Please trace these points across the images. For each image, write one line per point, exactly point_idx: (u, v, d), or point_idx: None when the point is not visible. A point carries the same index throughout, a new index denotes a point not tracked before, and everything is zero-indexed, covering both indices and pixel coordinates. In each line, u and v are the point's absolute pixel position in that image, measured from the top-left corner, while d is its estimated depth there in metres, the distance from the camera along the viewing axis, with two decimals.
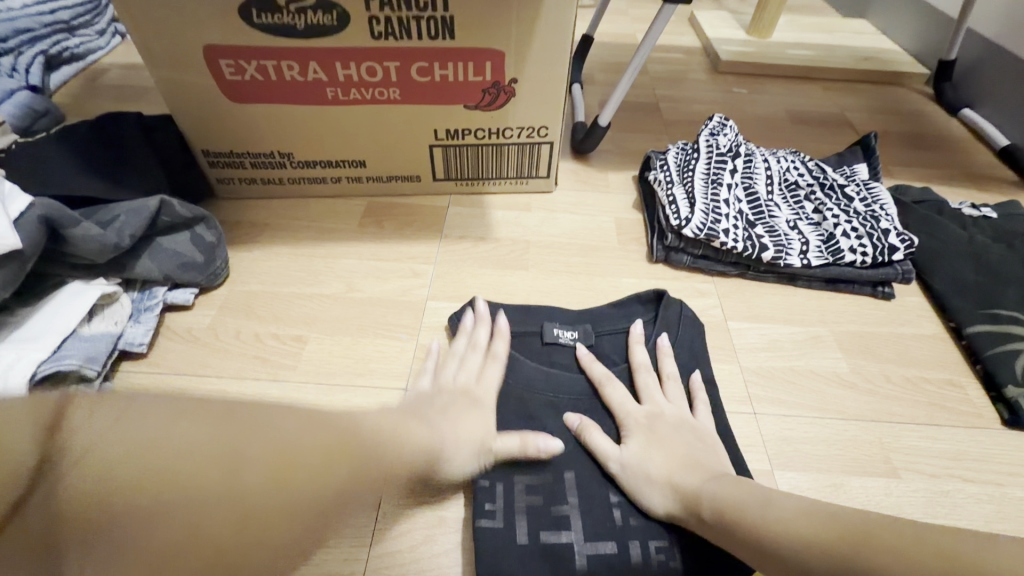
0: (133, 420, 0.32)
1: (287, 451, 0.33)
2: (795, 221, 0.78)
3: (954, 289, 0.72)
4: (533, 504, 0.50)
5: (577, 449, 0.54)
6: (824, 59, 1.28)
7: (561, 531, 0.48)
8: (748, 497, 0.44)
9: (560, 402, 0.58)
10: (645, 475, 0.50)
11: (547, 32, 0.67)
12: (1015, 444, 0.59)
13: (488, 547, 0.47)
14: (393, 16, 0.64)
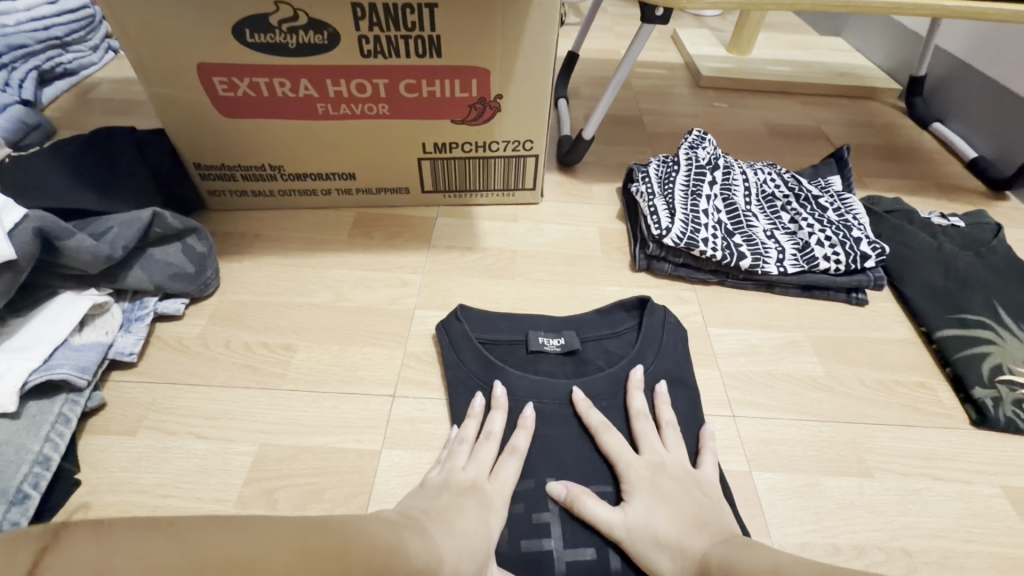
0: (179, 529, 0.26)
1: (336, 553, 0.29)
2: (772, 231, 0.80)
3: (924, 294, 0.75)
4: (515, 511, 0.51)
5: (559, 452, 0.55)
6: (801, 75, 1.33)
7: (542, 538, 0.49)
8: (752, 561, 0.40)
9: (545, 409, 0.59)
10: (653, 536, 0.47)
11: (531, 50, 0.70)
12: (982, 443, 0.61)
13: None
14: (382, 36, 0.67)
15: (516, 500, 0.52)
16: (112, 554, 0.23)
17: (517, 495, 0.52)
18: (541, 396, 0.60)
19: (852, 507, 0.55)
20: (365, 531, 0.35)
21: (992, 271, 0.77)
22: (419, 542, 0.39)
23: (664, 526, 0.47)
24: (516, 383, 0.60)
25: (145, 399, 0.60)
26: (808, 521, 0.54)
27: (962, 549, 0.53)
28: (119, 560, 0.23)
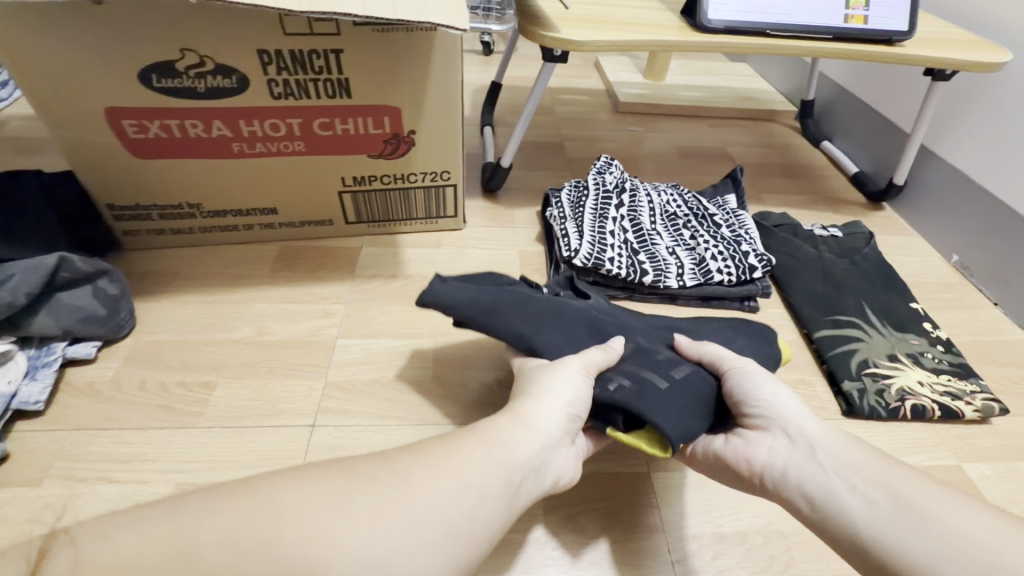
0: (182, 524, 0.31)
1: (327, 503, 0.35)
2: (674, 247, 0.88)
3: (808, 296, 0.84)
4: (653, 360, 0.57)
5: (630, 331, 0.62)
6: (709, 100, 1.45)
7: (676, 369, 0.56)
8: (908, 486, 0.43)
9: (588, 314, 0.62)
10: (786, 405, 0.51)
11: (438, 90, 0.75)
12: (852, 430, 0.69)
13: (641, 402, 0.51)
14: (290, 79, 0.70)
15: (635, 357, 0.57)
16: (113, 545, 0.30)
17: (632, 356, 0.57)
18: (573, 309, 0.62)
19: (739, 497, 0.61)
20: (383, 489, 0.37)
21: (864, 276, 0.88)
22: (518, 445, 0.45)
23: (788, 430, 0.49)
24: (555, 306, 0.62)
25: (53, 447, 0.59)
26: (697, 514, 0.59)
27: None
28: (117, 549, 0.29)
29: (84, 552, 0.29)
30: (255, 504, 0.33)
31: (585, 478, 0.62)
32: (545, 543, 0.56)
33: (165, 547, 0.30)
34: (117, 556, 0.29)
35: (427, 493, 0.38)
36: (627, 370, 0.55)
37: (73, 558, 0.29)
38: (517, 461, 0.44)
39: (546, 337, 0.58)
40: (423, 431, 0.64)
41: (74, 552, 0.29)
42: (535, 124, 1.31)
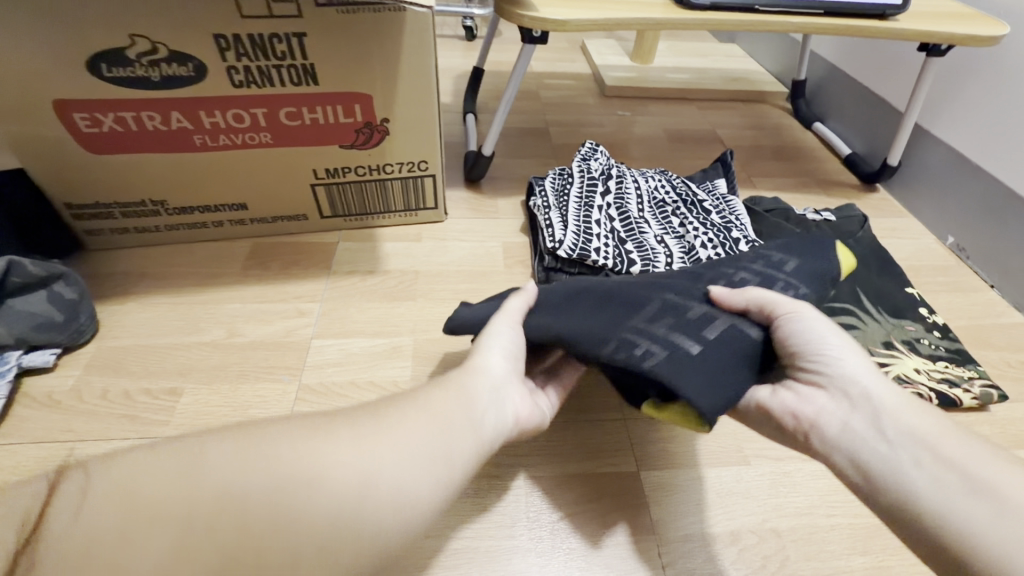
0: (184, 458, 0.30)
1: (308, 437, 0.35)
2: (662, 236, 0.85)
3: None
4: (685, 318, 0.49)
5: (652, 286, 0.54)
6: (698, 82, 1.41)
7: (709, 327, 0.49)
8: (988, 471, 0.38)
9: (604, 284, 0.55)
10: (850, 366, 0.45)
11: (411, 75, 0.71)
12: None
13: (672, 373, 0.45)
14: (251, 66, 0.66)
15: (661, 318, 0.50)
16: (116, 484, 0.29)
17: (658, 316, 0.50)
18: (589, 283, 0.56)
19: (731, 495, 0.59)
20: (366, 426, 0.36)
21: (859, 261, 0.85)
22: (476, 390, 0.45)
23: (850, 393, 0.44)
24: (572, 287, 0.56)
25: (7, 463, 0.56)
26: (687, 513, 0.57)
27: (826, 524, 0.57)
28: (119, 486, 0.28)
29: (94, 480, 0.29)
30: (250, 437, 0.33)
31: (571, 479, 0.59)
32: (531, 549, 0.54)
33: (170, 471, 0.29)
34: (123, 482, 0.29)
35: (411, 433, 0.37)
36: (652, 336, 0.48)
37: (84, 483, 0.29)
38: (484, 406, 0.44)
39: (567, 316, 0.52)
40: None
41: (86, 477, 0.29)
42: (519, 110, 1.27)
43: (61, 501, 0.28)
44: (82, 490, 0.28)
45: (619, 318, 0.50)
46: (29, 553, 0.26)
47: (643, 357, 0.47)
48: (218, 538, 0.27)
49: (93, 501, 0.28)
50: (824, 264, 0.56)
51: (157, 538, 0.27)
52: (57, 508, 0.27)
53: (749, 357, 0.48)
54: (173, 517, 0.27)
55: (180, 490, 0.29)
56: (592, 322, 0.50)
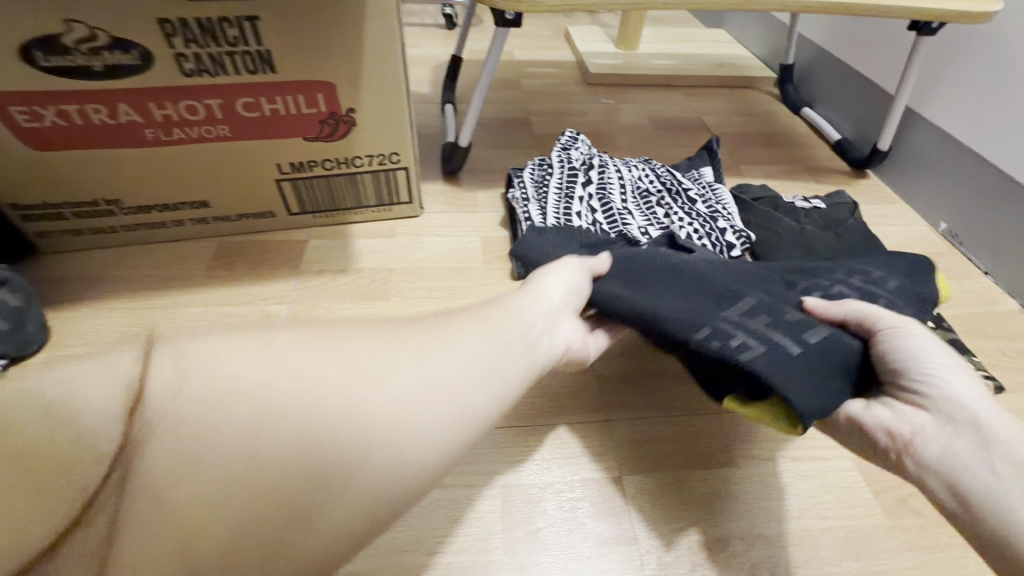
0: (250, 346, 0.30)
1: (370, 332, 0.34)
2: (646, 227, 0.81)
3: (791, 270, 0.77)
4: (786, 318, 0.48)
5: (748, 284, 0.52)
6: (684, 68, 1.37)
7: (811, 331, 0.46)
8: None
9: (699, 273, 0.54)
10: (957, 388, 0.42)
11: (376, 62, 0.67)
12: None
13: (768, 368, 0.43)
14: (201, 53, 0.61)
15: (757, 316, 0.48)
16: (192, 365, 0.29)
17: (753, 314, 0.48)
18: (683, 271, 0.54)
19: (718, 498, 0.56)
20: (426, 334, 0.36)
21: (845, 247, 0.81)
22: (525, 309, 0.44)
23: (955, 416, 0.41)
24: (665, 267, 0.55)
25: None
26: (672, 519, 0.54)
27: (817, 527, 0.54)
28: (197, 366, 0.29)
29: (183, 358, 0.29)
30: (317, 336, 0.32)
31: (550, 487, 0.56)
32: (508, 562, 0.50)
33: (251, 356, 0.29)
34: (204, 369, 0.28)
35: (463, 346, 0.36)
36: (750, 330, 0.47)
37: (175, 362, 0.29)
38: (533, 327, 0.43)
39: (657, 298, 0.51)
40: None
41: (174, 359, 0.29)
42: (500, 100, 1.23)
43: (154, 381, 0.28)
44: (173, 370, 0.28)
45: (714, 305, 0.49)
46: (134, 427, 0.26)
47: (741, 350, 0.45)
48: (290, 429, 0.27)
49: (182, 385, 0.28)
50: (924, 287, 0.57)
51: (240, 417, 0.27)
52: (152, 387, 0.28)
53: (844, 363, 0.45)
54: (251, 406, 0.27)
55: (257, 377, 0.29)
56: (684, 306, 0.50)
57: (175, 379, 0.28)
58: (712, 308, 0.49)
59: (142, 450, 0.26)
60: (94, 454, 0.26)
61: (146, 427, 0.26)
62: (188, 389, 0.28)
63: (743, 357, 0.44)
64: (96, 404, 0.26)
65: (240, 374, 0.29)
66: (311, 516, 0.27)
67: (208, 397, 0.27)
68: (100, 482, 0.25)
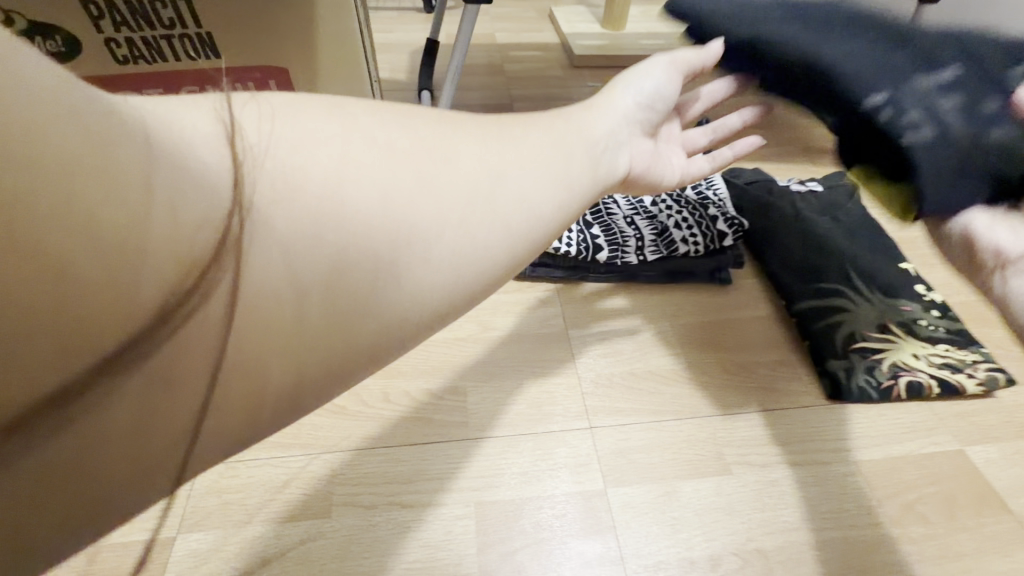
0: (318, 114, 0.27)
1: (434, 117, 0.30)
2: (632, 217, 0.77)
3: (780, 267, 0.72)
4: (990, 107, 0.35)
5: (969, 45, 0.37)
6: (674, 47, 1.31)
7: (1008, 126, 0.34)
8: None
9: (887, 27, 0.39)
10: None
11: (330, 44, 0.62)
12: (841, 419, 0.59)
13: (927, 159, 0.34)
14: (135, 37, 0.56)
15: (954, 90, 0.35)
16: (276, 119, 0.26)
17: (951, 87, 0.35)
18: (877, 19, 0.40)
19: (709, 511, 0.51)
20: (489, 130, 0.32)
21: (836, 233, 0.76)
22: (595, 121, 0.38)
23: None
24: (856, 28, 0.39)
25: None
26: (660, 537, 0.50)
27: (819, 540, 0.50)
28: (279, 123, 0.26)
29: (262, 113, 0.26)
30: (399, 122, 0.29)
31: (530, 503, 0.51)
32: None
33: (325, 119, 0.26)
34: (288, 124, 0.26)
35: (534, 146, 0.33)
36: (937, 109, 0.35)
37: (259, 113, 0.26)
38: (604, 135, 0.38)
39: (844, 40, 0.38)
40: (335, 457, 0.54)
41: (259, 111, 0.26)
42: (481, 86, 1.17)
43: (243, 126, 0.25)
44: (259, 118, 0.25)
45: (909, 64, 0.36)
46: (237, 158, 0.23)
47: (910, 129, 0.35)
48: (384, 191, 0.26)
49: (274, 134, 0.25)
50: None
51: (313, 171, 0.24)
52: (244, 130, 0.24)
53: (998, 166, 0.34)
54: (357, 172, 0.25)
55: (342, 144, 0.26)
56: (863, 59, 0.38)
57: (257, 129, 0.25)
58: (894, 74, 0.36)
59: (247, 191, 0.23)
60: (208, 180, 0.22)
61: (245, 165, 0.23)
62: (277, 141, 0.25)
63: (908, 138, 0.35)
64: (195, 134, 0.23)
65: (319, 131, 0.26)
66: (410, 276, 0.26)
67: (292, 145, 0.25)
68: (221, 230, 0.22)
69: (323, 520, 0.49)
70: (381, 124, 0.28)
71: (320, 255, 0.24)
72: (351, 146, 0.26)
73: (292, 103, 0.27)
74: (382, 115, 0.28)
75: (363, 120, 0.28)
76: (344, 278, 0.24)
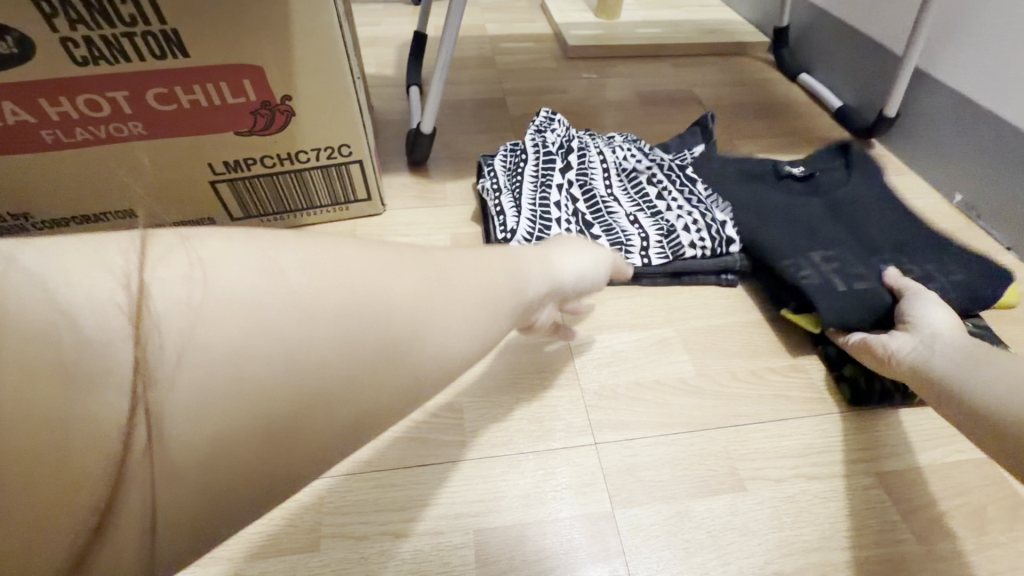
0: (244, 259, 0.23)
1: (380, 256, 0.27)
2: (635, 215, 0.72)
3: (778, 254, 0.65)
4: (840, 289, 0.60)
5: (827, 233, 0.67)
6: (671, 35, 1.26)
7: (861, 283, 0.61)
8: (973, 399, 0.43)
9: (799, 211, 0.71)
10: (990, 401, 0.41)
11: (307, 39, 0.58)
12: (859, 426, 0.56)
13: (816, 291, 0.60)
14: (94, 36, 0.51)
15: (831, 261, 0.63)
16: (202, 265, 0.22)
17: (830, 259, 0.64)
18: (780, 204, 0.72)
19: (726, 532, 0.48)
20: (430, 268, 0.28)
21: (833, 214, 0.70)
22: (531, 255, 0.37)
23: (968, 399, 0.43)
24: (807, 202, 0.72)
25: None
26: (675, 562, 0.47)
27: (842, 560, 0.47)
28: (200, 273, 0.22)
29: (183, 257, 0.22)
30: (332, 259, 0.25)
31: (532, 530, 0.48)
32: None
33: (248, 266, 0.23)
34: (214, 274, 0.22)
35: (471, 290, 0.30)
36: (821, 269, 0.62)
37: (182, 261, 0.22)
38: (533, 280, 0.36)
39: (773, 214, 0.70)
40: (323, 484, 0.50)
41: (183, 255, 0.22)
42: (473, 80, 1.12)
43: (158, 288, 0.21)
44: (186, 270, 0.22)
45: (804, 245, 0.65)
46: (140, 347, 0.20)
47: (806, 278, 0.62)
48: (295, 367, 0.22)
49: (199, 288, 0.22)
50: (984, 288, 0.62)
51: (216, 342, 0.21)
52: (156, 291, 0.21)
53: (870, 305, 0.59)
54: (267, 337, 0.22)
55: (258, 301, 0.22)
56: (778, 232, 0.67)
57: (175, 287, 0.21)
58: (805, 253, 0.64)
59: (149, 372, 0.20)
60: (100, 377, 0.20)
61: (150, 342, 0.21)
62: (187, 306, 0.21)
63: (805, 282, 0.61)
64: (88, 308, 0.20)
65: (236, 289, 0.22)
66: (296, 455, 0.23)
67: (196, 310, 0.21)
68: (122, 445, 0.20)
69: (310, 554, 0.46)
70: (312, 268, 0.24)
71: (211, 433, 0.21)
72: (262, 304, 0.22)
73: (221, 241, 0.23)
74: (318, 254, 0.25)
75: (292, 262, 0.24)
76: (224, 475, 0.21)
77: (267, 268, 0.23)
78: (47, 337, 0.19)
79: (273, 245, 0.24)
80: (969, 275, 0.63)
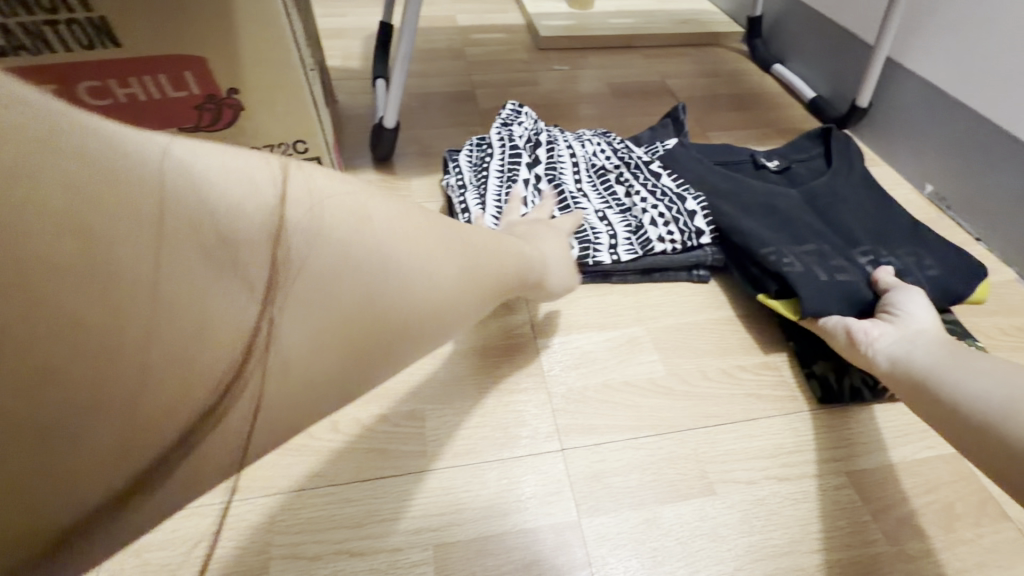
0: (345, 216, 0.26)
1: (426, 226, 0.31)
2: (603, 211, 0.70)
3: (758, 245, 0.63)
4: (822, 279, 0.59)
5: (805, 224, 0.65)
6: (645, 25, 1.24)
7: (843, 274, 0.60)
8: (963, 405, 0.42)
9: (780, 201, 0.68)
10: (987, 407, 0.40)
11: (253, 28, 0.54)
12: (830, 424, 0.55)
13: (801, 282, 0.59)
14: (11, 24, 0.47)
15: (810, 253, 0.62)
16: (319, 214, 0.25)
17: (809, 252, 0.62)
18: (761, 190, 0.69)
19: (695, 538, 0.47)
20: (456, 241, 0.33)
21: (810, 206, 0.69)
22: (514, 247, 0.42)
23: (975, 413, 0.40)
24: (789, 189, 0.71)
25: None
26: (642, 571, 0.45)
27: (812, 564, 0.46)
28: (313, 221, 0.25)
29: (305, 199, 0.25)
30: (401, 224, 0.29)
31: (495, 542, 0.46)
32: None
33: (349, 220, 0.26)
34: (328, 224, 0.26)
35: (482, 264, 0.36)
36: (802, 258, 0.61)
37: (308, 207, 0.25)
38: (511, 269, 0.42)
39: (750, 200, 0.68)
40: (275, 501, 0.47)
41: (307, 199, 0.25)
42: (442, 72, 1.09)
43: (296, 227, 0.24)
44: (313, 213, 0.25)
45: (784, 235, 0.64)
46: (277, 262, 0.24)
47: (789, 267, 0.60)
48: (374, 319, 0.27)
49: (320, 238, 0.25)
50: (961, 284, 0.62)
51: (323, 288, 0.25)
52: (295, 229, 0.24)
53: (848, 298, 0.58)
54: (362, 285, 0.26)
55: (355, 253, 0.26)
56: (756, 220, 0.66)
57: (301, 229, 0.24)
58: (784, 244, 0.63)
59: (279, 297, 0.24)
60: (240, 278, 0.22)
61: (283, 273, 0.24)
62: (310, 246, 0.25)
63: (787, 271, 0.60)
64: (240, 218, 0.23)
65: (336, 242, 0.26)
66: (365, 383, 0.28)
67: (309, 254, 0.25)
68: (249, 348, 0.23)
69: None
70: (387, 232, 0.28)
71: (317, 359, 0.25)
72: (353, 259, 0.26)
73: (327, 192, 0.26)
74: (393, 219, 0.29)
75: (376, 225, 0.28)
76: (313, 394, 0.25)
77: (355, 225, 0.27)
78: (200, 238, 0.21)
79: (370, 202, 0.28)
80: (944, 269, 0.63)
